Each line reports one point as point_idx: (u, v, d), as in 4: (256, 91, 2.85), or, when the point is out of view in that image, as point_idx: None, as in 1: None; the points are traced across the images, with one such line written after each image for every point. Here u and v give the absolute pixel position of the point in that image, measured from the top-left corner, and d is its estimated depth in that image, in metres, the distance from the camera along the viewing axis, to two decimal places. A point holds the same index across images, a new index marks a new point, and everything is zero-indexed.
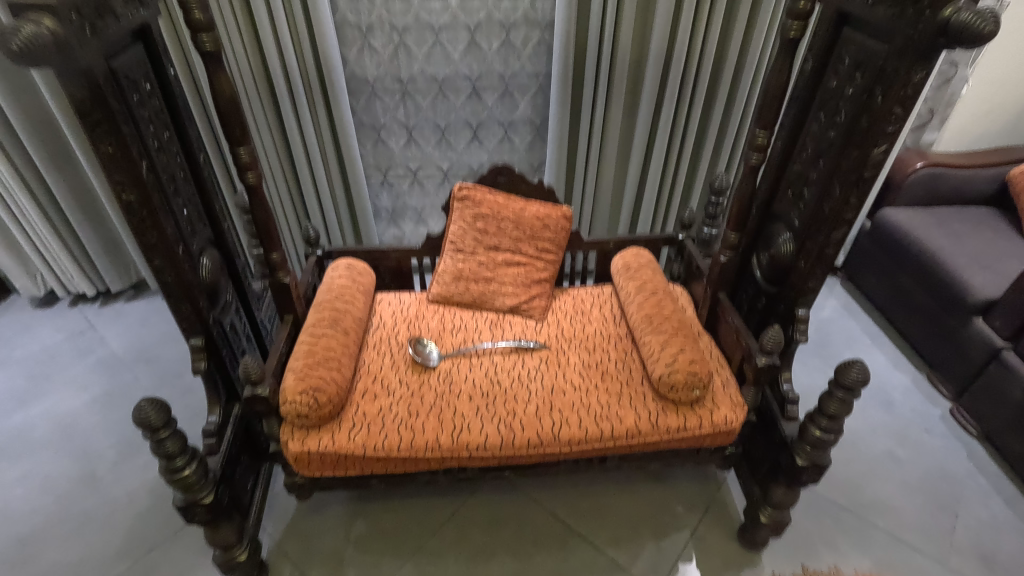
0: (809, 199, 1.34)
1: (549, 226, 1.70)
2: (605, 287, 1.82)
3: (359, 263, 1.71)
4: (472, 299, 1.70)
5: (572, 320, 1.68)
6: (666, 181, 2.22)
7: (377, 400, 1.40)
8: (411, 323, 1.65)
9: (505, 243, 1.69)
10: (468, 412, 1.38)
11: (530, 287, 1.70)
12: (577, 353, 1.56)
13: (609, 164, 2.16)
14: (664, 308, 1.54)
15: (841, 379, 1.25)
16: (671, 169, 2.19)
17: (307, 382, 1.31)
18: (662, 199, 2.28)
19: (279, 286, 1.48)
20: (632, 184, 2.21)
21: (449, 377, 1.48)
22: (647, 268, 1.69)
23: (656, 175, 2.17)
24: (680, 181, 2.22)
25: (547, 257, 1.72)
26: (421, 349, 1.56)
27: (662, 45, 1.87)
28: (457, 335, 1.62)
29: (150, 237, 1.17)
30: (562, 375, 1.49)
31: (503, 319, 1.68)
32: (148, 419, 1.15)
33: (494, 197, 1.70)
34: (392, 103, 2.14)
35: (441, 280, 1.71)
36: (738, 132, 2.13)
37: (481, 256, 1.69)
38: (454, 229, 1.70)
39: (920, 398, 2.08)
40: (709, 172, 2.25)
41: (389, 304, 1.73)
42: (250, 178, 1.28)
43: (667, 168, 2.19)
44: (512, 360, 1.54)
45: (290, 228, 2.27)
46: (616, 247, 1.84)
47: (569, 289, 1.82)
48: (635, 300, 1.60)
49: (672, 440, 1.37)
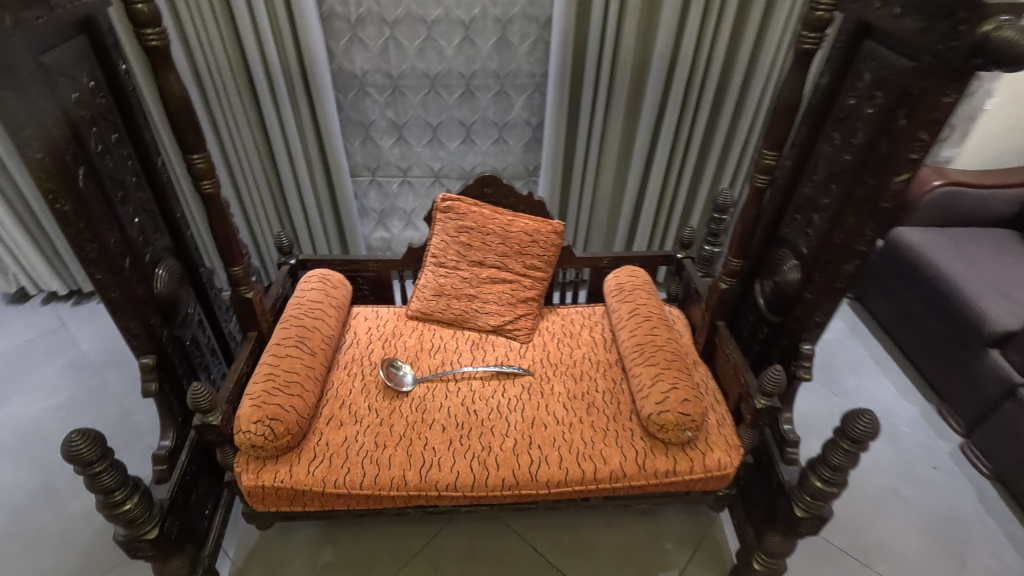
0: (819, 226, 1.23)
1: (538, 241, 1.58)
2: (596, 307, 1.70)
3: (336, 275, 1.61)
4: (453, 317, 1.59)
5: (560, 344, 1.56)
6: (666, 192, 2.11)
7: (343, 428, 1.30)
8: (387, 342, 1.55)
9: (490, 259, 1.58)
10: (438, 446, 1.27)
11: (516, 306, 1.59)
12: (562, 381, 1.45)
13: (608, 172, 2.05)
14: (658, 336, 1.42)
15: (846, 430, 1.11)
16: (671, 182, 2.08)
17: (263, 411, 1.20)
18: (662, 211, 2.17)
19: (241, 302, 1.37)
20: (631, 196, 2.10)
21: (422, 405, 1.37)
22: (642, 289, 1.58)
23: (657, 187, 2.06)
24: (682, 194, 2.11)
25: (535, 274, 1.60)
26: (395, 372, 1.45)
27: (666, 50, 1.75)
28: (435, 356, 1.51)
29: (90, 250, 1.06)
30: (544, 405, 1.38)
31: (486, 341, 1.56)
32: (80, 454, 1.02)
33: (480, 209, 1.58)
34: (382, 100, 2.02)
35: (421, 296, 1.60)
36: (744, 148, 2.01)
37: (465, 271, 1.58)
38: (435, 243, 1.59)
39: (929, 432, 1.96)
40: (713, 189, 2.14)
41: (365, 319, 1.62)
42: (207, 187, 1.17)
43: (667, 181, 2.08)
44: (492, 387, 1.43)
45: (271, 229, 2.16)
46: (610, 264, 1.73)
47: (558, 308, 1.71)
48: (626, 327, 1.49)
49: (661, 485, 1.26)
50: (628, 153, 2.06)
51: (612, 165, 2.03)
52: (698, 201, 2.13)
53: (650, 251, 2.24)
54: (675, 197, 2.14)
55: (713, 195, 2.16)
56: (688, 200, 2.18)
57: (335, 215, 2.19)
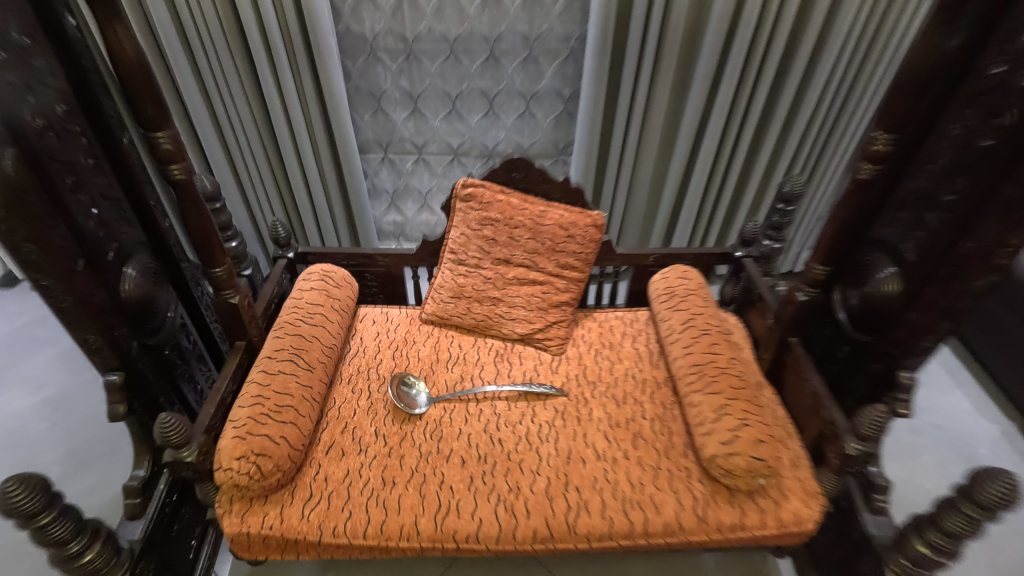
0: (935, 229, 0.98)
1: (575, 236, 1.34)
2: (639, 311, 1.47)
3: (340, 271, 1.40)
4: (474, 323, 1.37)
5: (599, 357, 1.34)
6: (713, 181, 1.85)
7: (345, 459, 1.10)
8: (397, 351, 1.34)
9: (517, 256, 1.34)
10: (457, 485, 1.07)
11: (547, 311, 1.36)
12: (603, 404, 1.23)
13: (650, 155, 1.79)
14: (719, 355, 1.19)
15: (973, 493, 0.88)
16: (720, 169, 1.82)
17: (248, 444, 1.00)
18: (708, 203, 1.91)
19: (226, 308, 1.16)
20: (673, 184, 1.85)
21: (438, 432, 1.17)
22: (697, 295, 1.34)
23: (705, 175, 1.81)
24: (731, 183, 1.86)
25: (570, 275, 1.36)
26: (406, 392, 1.24)
27: (729, 7, 1.47)
28: (453, 370, 1.30)
29: (28, 252, 0.85)
30: (582, 435, 1.17)
31: (511, 352, 1.34)
32: (17, 506, 0.83)
33: (506, 197, 1.34)
34: (395, 68, 1.78)
35: (437, 297, 1.39)
36: (805, 129, 1.73)
37: (488, 270, 1.35)
38: (454, 236, 1.37)
39: (1013, 456, 1.71)
40: (767, 176, 1.88)
41: (373, 323, 1.42)
42: (176, 174, 0.95)
43: (716, 167, 1.82)
44: (520, 411, 1.21)
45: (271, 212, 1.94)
46: (656, 263, 1.49)
47: (594, 312, 1.48)
48: (679, 342, 1.26)
49: (725, 540, 1.04)
50: (673, 135, 1.79)
51: (654, 147, 1.78)
52: (749, 191, 1.88)
53: (692, 248, 1.99)
54: (723, 186, 1.89)
55: (766, 184, 1.90)
56: (736, 189, 1.92)
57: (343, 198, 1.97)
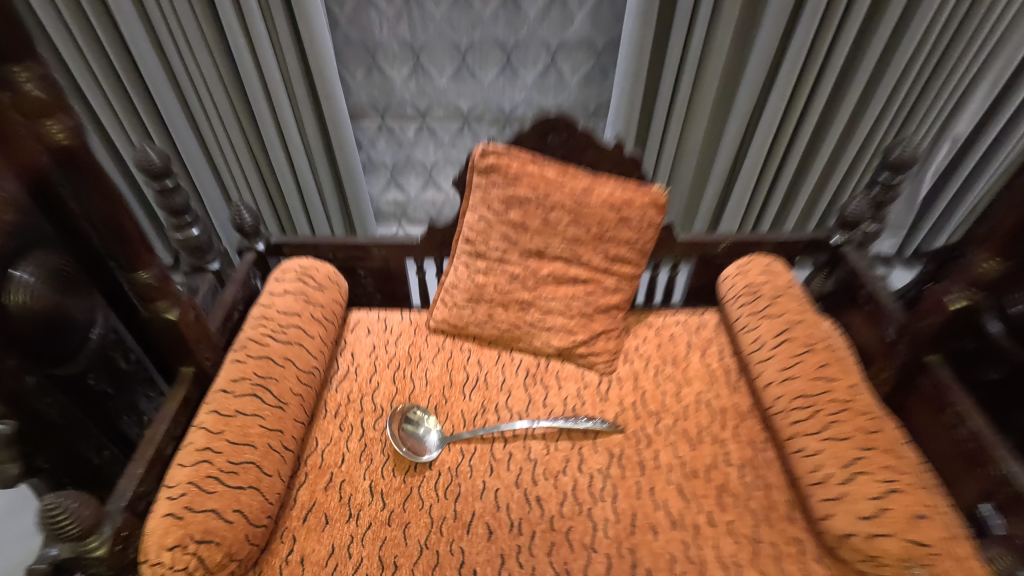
0: None
1: (629, 219, 1.01)
2: (706, 315, 1.16)
3: (324, 268, 1.09)
4: (497, 333, 1.06)
5: (660, 377, 1.04)
6: (772, 155, 1.50)
7: (329, 532, 0.81)
8: (399, 372, 1.03)
9: (554, 247, 1.02)
10: (483, 572, 0.77)
11: (592, 318, 1.05)
12: (671, 445, 0.93)
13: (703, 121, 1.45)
14: (835, 381, 0.87)
15: None
16: (783, 139, 1.46)
17: (186, 527, 0.70)
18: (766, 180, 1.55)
19: (165, 326, 0.84)
20: (725, 160, 1.51)
21: (454, 489, 0.87)
22: (795, 295, 1.01)
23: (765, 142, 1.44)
24: (796, 158, 1.50)
25: (622, 270, 1.04)
26: (409, 432, 0.94)
27: None
28: (471, 398, 1.00)
29: None
30: (649, 491, 0.87)
31: (547, 372, 1.04)
32: None
33: (540, 167, 1.01)
34: (392, 12, 1.44)
35: (448, 300, 1.08)
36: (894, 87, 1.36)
37: (516, 265, 1.03)
38: (470, 220, 1.05)
39: None
40: (840, 150, 1.51)
41: (368, 334, 1.11)
42: (56, 134, 0.66)
43: (778, 137, 1.47)
44: (563, 456, 0.92)
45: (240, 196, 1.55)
46: (726, 254, 1.18)
47: (648, 316, 1.16)
48: (772, 360, 0.94)
49: None
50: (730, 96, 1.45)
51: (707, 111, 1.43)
52: (814, 169, 1.51)
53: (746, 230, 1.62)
54: (785, 161, 1.53)
55: (837, 161, 1.53)
56: (799, 165, 1.55)
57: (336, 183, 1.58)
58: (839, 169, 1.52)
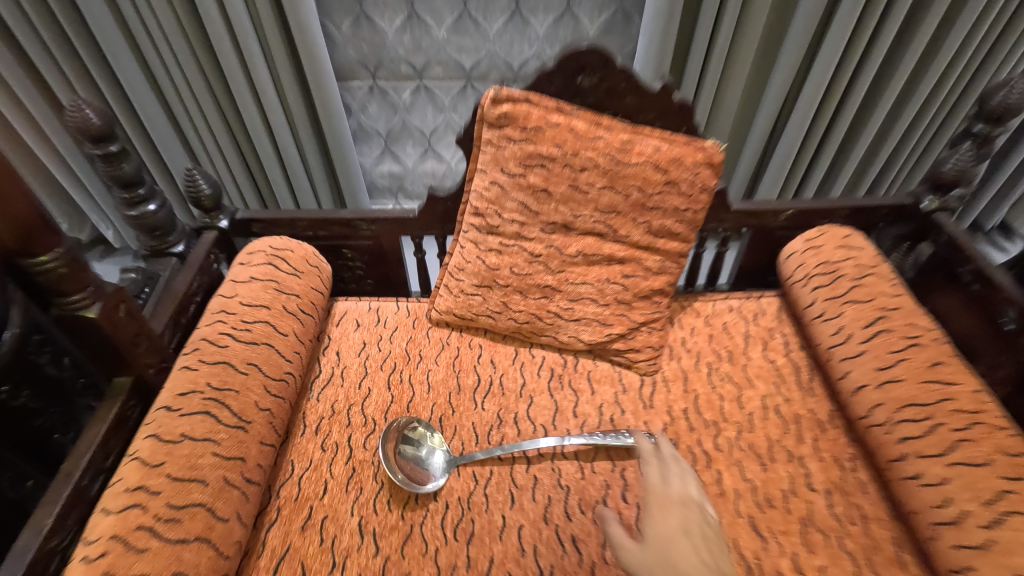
0: None
1: (679, 183, 0.81)
2: (764, 300, 0.96)
3: (301, 249, 0.90)
4: (514, 326, 0.87)
5: (715, 378, 0.85)
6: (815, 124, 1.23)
7: None
8: (395, 375, 0.85)
9: (584, 219, 0.82)
10: None
11: (631, 307, 0.86)
12: (737, 465, 0.75)
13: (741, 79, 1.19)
14: (953, 386, 0.68)
15: None
16: (831, 102, 1.19)
17: None
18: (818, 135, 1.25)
19: (86, 331, 0.64)
20: (762, 124, 1.26)
21: (468, 527, 0.68)
22: (885, 276, 0.81)
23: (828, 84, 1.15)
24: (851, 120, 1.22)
25: (668, 246, 0.84)
26: (408, 456, 0.74)
27: None
28: (485, 407, 0.81)
29: None
30: (715, 526, 0.68)
31: (576, 373, 0.85)
32: None
33: (566, 119, 0.80)
34: None
35: (454, 287, 0.89)
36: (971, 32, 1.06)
37: (536, 243, 0.84)
38: (480, 186, 0.85)
39: None
40: (895, 115, 1.22)
41: (357, 329, 0.92)
42: None
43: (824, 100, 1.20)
44: (602, 481, 0.73)
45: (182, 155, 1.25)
46: (788, 225, 0.97)
47: (694, 301, 0.97)
48: (864, 358, 0.74)
49: None
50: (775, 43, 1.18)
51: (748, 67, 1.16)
52: (862, 140, 1.24)
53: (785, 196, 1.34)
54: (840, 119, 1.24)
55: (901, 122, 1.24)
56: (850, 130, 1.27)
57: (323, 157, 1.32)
58: (892, 138, 1.24)
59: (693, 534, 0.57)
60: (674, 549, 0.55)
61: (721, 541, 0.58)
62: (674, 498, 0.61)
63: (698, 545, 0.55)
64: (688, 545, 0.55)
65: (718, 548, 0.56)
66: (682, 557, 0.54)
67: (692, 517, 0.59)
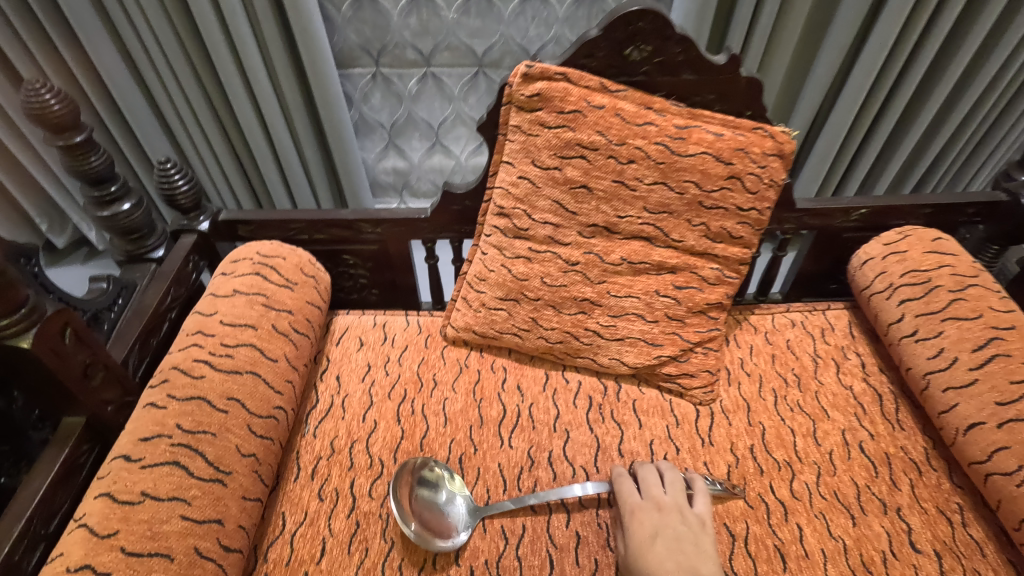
0: None
1: (744, 177, 0.68)
2: (830, 313, 0.83)
3: (294, 256, 0.76)
4: (544, 346, 0.74)
5: (783, 408, 0.72)
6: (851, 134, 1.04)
7: None
8: (406, 406, 0.72)
9: (630, 221, 0.69)
10: None
11: (684, 323, 0.73)
12: (820, 518, 0.62)
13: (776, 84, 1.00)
14: None
15: None
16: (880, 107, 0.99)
17: None
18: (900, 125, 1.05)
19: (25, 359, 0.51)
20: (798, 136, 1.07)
21: None
22: (988, 289, 0.69)
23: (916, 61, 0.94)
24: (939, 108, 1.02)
25: (728, 252, 0.71)
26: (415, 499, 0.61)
27: None
28: (513, 444, 0.68)
29: None
30: None
31: (619, 403, 0.73)
32: None
33: (611, 101, 0.67)
34: None
35: (473, 300, 0.76)
36: None
37: (572, 248, 0.71)
38: (505, 181, 0.71)
39: None
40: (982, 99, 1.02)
41: (360, 349, 0.78)
42: None
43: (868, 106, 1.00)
44: None
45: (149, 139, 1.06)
46: (859, 226, 0.84)
47: (749, 313, 0.84)
48: (977, 390, 0.61)
49: None
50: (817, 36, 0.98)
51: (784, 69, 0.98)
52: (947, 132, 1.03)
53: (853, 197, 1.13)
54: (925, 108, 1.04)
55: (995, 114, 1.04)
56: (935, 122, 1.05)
57: (323, 153, 1.18)
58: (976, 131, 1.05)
59: (666, 536, 0.55)
60: (649, 557, 0.53)
61: (701, 538, 0.55)
62: (649, 501, 0.59)
63: (673, 549, 0.54)
64: (663, 549, 0.54)
65: (693, 548, 0.54)
66: (658, 564, 0.53)
67: (667, 519, 0.57)
